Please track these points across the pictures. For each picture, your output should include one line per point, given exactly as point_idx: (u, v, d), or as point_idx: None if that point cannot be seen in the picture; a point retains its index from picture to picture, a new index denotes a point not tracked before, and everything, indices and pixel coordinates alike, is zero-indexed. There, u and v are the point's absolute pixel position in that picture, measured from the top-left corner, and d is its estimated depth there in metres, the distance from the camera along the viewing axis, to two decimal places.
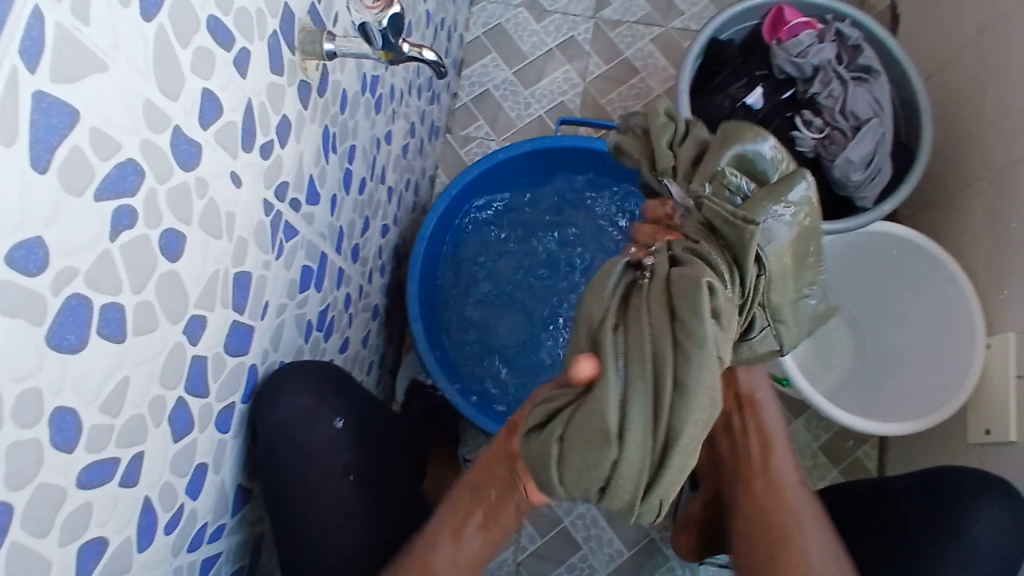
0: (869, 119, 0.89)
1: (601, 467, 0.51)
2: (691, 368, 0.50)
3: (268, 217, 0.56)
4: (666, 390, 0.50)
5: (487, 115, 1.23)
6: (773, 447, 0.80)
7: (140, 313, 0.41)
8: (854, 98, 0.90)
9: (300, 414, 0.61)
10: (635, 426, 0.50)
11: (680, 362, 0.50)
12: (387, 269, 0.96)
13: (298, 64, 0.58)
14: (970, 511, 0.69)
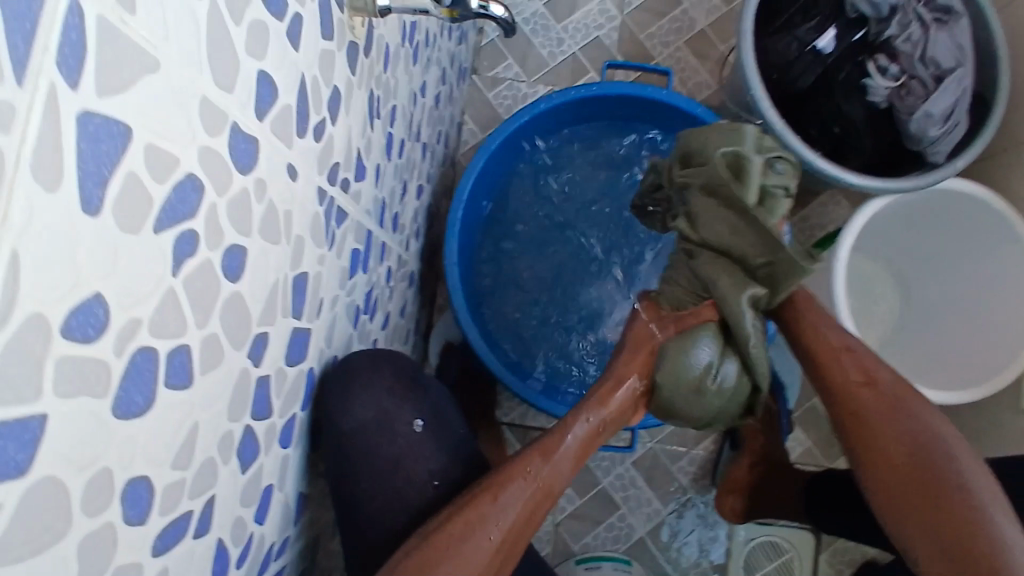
0: (951, 68, 0.81)
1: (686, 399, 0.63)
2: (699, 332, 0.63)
3: (321, 206, 0.49)
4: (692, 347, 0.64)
5: (516, 53, 1.13)
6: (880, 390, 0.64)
7: (207, 348, 0.36)
8: (936, 44, 0.81)
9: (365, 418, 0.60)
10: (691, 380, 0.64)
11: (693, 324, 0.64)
12: (422, 233, 0.90)
13: (346, 22, 0.49)
14: None
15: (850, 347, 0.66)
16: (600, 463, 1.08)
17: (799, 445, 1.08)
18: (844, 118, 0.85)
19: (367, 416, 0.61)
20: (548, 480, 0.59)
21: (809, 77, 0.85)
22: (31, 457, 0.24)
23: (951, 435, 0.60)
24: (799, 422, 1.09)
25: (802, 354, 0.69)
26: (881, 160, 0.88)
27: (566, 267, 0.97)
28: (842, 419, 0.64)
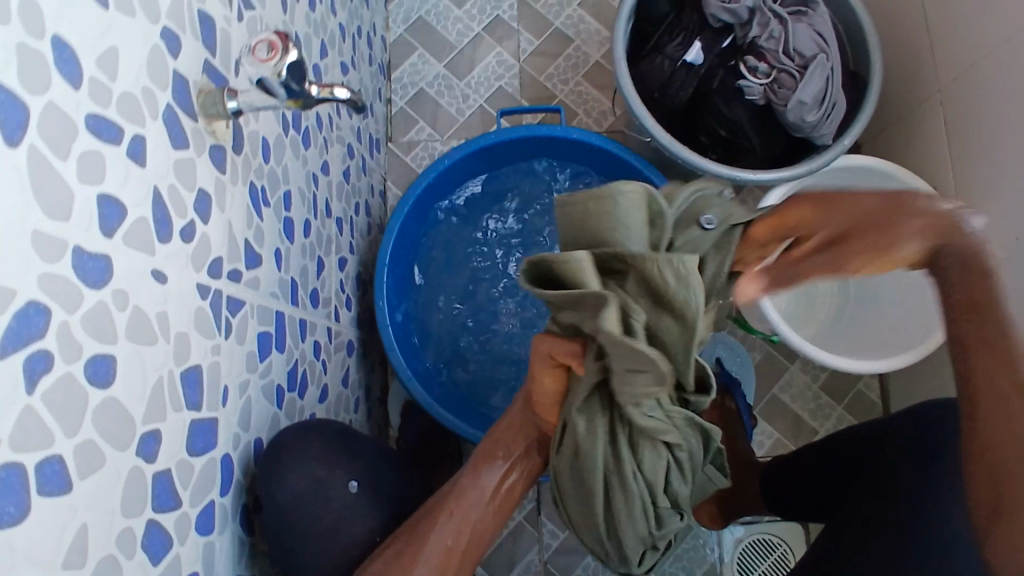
0: (814, 56, 0.85)
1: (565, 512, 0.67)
2: (578, 475, 0.61)
3: (205, 299, 0.52)
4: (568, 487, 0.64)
5: (426, 116, 1.18)
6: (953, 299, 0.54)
7: (83, 453, 0.39)
8: (796, 36, 0.85)
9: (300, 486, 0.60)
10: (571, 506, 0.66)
11: (574, 467, 0.61)
12: (353, 301, 0.93)
13: (204, 129, 0.54)
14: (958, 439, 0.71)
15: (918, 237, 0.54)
16: None
17: (767, 438, 1.08)
18: (729, 119, 0.89)
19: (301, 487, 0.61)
20: (460, 521, 0.66)
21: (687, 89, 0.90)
22: None
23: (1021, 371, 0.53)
24: (762, 415, 1.10)
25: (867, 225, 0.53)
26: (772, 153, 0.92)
27: (500, 309, 1.00)
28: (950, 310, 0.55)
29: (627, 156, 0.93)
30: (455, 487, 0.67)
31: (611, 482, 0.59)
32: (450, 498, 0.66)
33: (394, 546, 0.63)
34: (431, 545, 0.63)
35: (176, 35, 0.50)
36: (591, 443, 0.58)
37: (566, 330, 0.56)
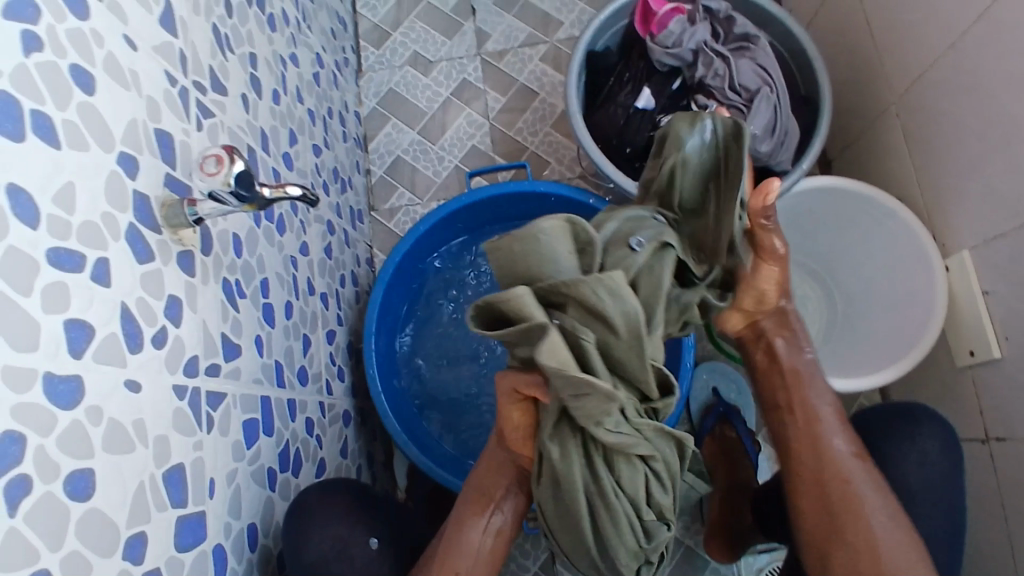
0: (759, 89, 0.89)
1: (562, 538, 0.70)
2: (564, 498, 0.65)
3: (183, 400, 0.55)
4: (556, 513, 0.67)
5: (405, 181, 1.22)
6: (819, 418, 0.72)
7: (69, 566, 0.41)
8: (740, 73, 0.89)
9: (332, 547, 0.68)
10: (563, 533, 0.68)
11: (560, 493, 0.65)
12: (345, 372, 0.96)
13: (169, 238, 0.57)
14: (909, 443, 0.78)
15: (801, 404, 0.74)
16: None
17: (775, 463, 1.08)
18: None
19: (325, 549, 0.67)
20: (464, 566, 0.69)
21: (644, 133, 0.93)
22: None
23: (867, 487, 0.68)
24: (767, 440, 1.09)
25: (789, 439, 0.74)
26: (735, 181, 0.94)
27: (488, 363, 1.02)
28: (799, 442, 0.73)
29: (593, 201, 0.96)
30: (446, 542, 0.70)
31: (594, 495, 0.63)
32: (448, 554, 0.69)
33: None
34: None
35: (134, 157, 0.54)
36: (559, 464, 0.63)
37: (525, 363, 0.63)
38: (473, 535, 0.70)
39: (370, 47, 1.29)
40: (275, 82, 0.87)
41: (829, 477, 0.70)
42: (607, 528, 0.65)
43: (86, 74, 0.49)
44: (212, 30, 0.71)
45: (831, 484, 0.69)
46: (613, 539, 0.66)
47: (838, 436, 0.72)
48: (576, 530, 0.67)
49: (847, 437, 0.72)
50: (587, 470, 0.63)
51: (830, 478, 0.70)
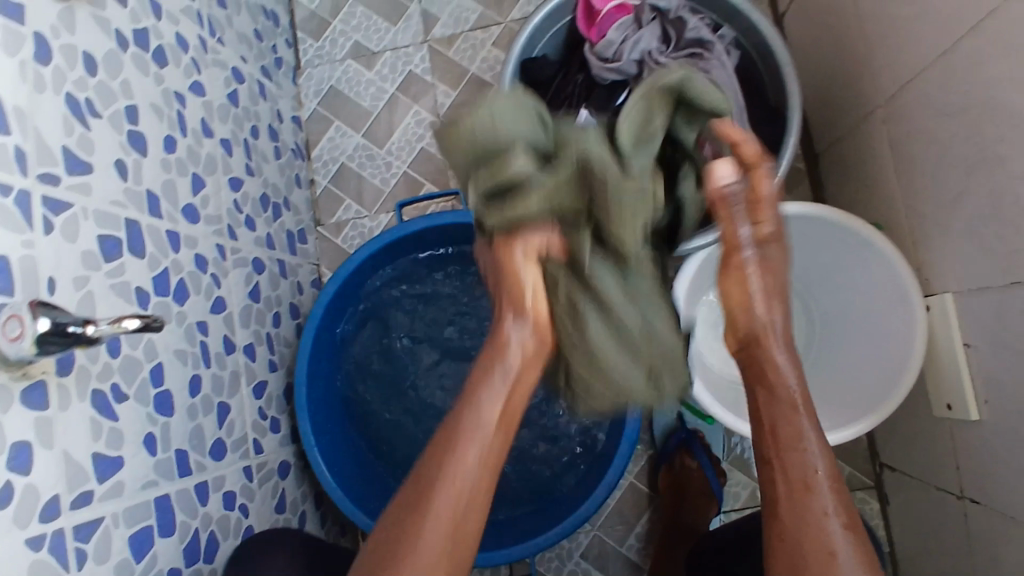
0: None
1: (579, 343, 0.63)
2: (587, 290, 0.62)
3: (41, 550, 0.53)
4: (564, 331, 0.63)
5: (351, 191, 1.14)
6: (796, 421, 0.61)
7: None
8: None
9: None
10: (573, 330, 0.63)
11: (583, 286, 0.62)
12: (282, 420, 0.93)
13: (11, 378, 0.52)
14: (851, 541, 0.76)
15: (797, 412, 0.61)
16: (549, 564, 1.06)
17: (743, 490, 1.03)
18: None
19: None
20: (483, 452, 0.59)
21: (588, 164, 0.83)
22: None
23: (837, 536, 0.56)
24: (735, 466, 1.04)
25: (766, 459, 0.61)
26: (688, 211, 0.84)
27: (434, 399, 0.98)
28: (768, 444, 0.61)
29: None
30: (467, 405, 0.60)
31: (616, 281, 0.62)
32: (446, 452, 0.58)
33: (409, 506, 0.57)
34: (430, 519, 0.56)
35: None
36: (603, 270, 0.61)
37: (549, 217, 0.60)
38: (492, 405, 0.60)
39: (308, 38, 1.17)
40: (169, 127, 0.79)
41: (792, 502, 0.58)
42: (641, 328, 0.63)
43: None
44: (66, 100, 0.63)
45: (798, 527, 0.56)
46: (649, 328, 0.64)
47: (817, 453, 0.59)
48: (578, 345, 0.63)
49: (830, 460, 0.59)
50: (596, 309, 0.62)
51: (805, 530, 0.56)
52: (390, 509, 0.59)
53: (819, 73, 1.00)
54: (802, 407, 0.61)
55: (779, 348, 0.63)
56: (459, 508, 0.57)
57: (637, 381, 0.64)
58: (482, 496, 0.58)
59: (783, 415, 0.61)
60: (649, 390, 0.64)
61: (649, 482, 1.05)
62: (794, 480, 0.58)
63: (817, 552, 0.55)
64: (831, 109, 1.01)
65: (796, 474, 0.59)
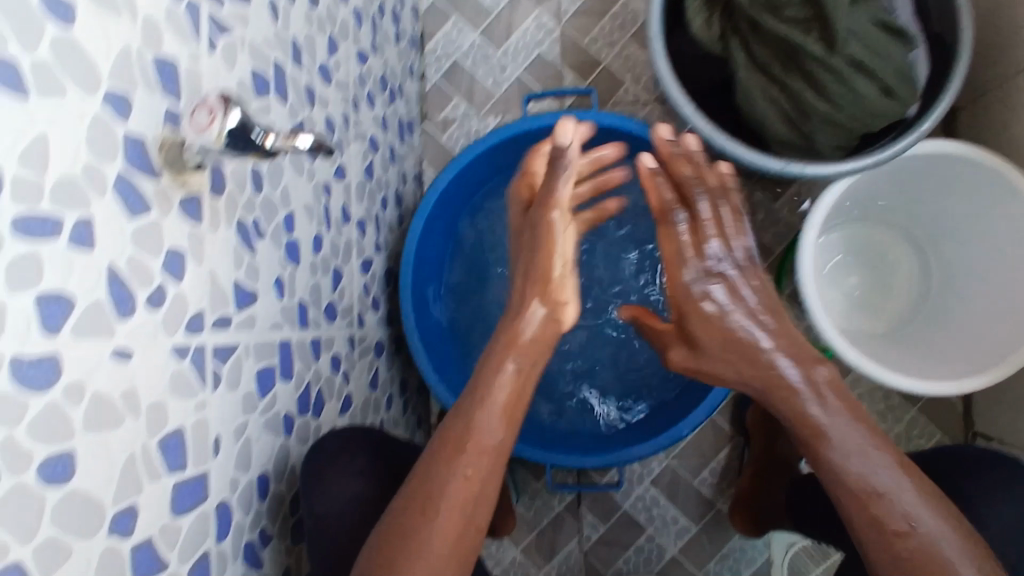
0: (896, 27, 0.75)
1: (812, 85, 0.74)
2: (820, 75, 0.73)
3: (184, 361, 0.52)
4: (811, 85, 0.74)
5: (461, 90, 1.12)
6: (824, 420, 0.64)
7: (44, 553, 0.40)
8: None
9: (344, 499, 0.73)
10: (814, 97, 0.74)
11: (809, 73, 0.73)
12: (381, 302, 0.93)
13: (171, 184, 0.52)
14: None
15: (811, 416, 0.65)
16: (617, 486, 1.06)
17: None
18: (815, 81, 0.73)
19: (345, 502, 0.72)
20: (476, 449, 0.66)
21: (762, 49, 0.75)
22: None
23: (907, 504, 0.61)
24: None
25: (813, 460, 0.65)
26: (853, 123, 0.75)
27: None
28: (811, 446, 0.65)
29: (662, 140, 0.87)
30: (452, 427, 0.68)
31: (858, 66, 0.72)
32: (465, 437, 0.66)
33: (415, 500, 0.64)
34: (450, 488, 0.64)
35: (126, 96, 0.47)
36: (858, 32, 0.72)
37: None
38: (485, 425, 0.67)
39: None
40: None
41: (853, 492, 0.62)
42: (839, 105, 0.73)
43: (64, 1, 0.42)
44: None
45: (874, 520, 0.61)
46: (869, 63, 0.72)
47: (851, 434, 0.64)
48: (830, 102, 0.74)
49: (871, 441, 0.64)
50: (860, 84, 0.73)
51: (879, 514, 0.61)
52: (394, 510, 0.64)
53: None
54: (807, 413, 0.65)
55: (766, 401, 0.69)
56: (463, 492, 0.64)
57: (851, 106, 0.74)
58: (480, 501, 0.65)
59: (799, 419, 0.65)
60: (877, 109, 0.74)
61: (731, 419, 1.04)
62: (845, 475, 0.63)
63: (885, 532, 0.60)
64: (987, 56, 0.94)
65: (847, 466, 0.63)
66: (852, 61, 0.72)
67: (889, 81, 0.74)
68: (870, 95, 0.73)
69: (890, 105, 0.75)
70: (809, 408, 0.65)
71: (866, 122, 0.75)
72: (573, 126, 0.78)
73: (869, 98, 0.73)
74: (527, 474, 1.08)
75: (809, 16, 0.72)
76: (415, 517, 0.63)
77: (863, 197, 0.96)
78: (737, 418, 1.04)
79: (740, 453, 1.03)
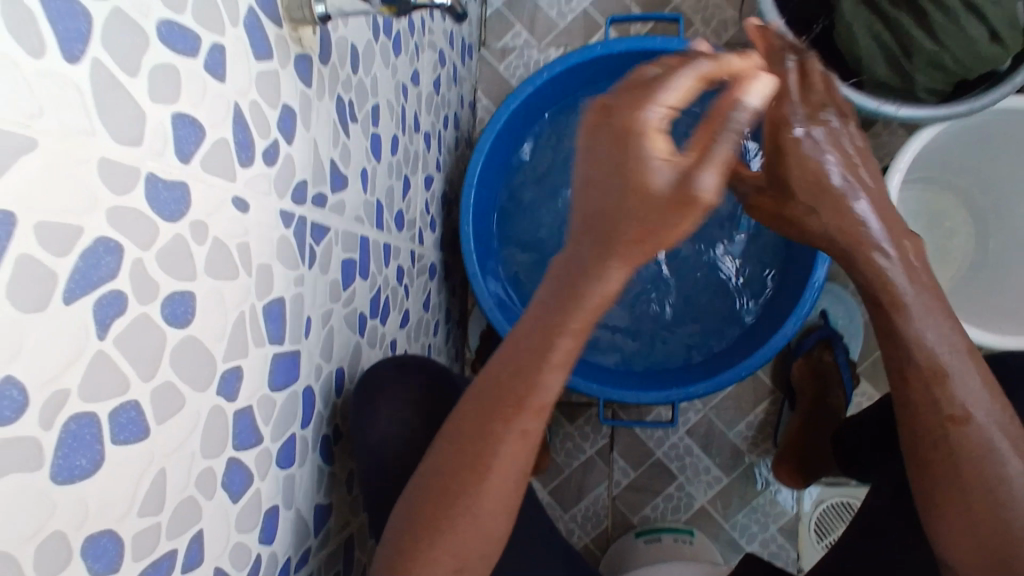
0: None
1: (922, 24, 0.76)
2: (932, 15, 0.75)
3: (289, 228, 0.49)
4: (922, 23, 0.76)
5: (523, 19, 1.08)
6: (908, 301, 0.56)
7: (160, 398, 0.36)
8: None
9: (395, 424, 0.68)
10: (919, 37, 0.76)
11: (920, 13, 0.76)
12: (437, 223, 0.90)
13: (289, 36, 0.48)
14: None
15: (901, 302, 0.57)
16: (652, 434, 1.04)
17: (867, 399, 1.01)
18: (924, 21, 0.76)
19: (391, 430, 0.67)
20: (534, 410, 0.52)
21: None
22: (90, 469, 0.31)
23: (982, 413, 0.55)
24: (864, 375, 1.02)
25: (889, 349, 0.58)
26: (957, 66, 0.77)
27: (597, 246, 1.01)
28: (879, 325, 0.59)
29: None
30: (516, 370, 0.51)
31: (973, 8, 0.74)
32: (525, 392, 0.51)
33: (460, 451, 0.53)
34: (505, 455, 0.52)
35: None
36: None
37: None
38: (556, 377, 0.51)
39: None
40: None
41: (915, 374, 0.56)
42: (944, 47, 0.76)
43: None
44: None
45: (928, 415, 0.56)
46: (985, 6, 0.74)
47: (930, 321, 0.56)
48: (936, 43, 0.76)
49: (953, 335, 0.57)
50: (972, 27, 0.75)
51: (934, 400, 0.56)
52: (435, 450, 0.55)
53: None
54: (904, 299, 0.57)
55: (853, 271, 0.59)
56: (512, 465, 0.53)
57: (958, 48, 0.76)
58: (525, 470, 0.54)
59: (887, 306, 0.57)
60: (982, 54, 0.76)
61: (772, 372, 1.04)
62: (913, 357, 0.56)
63: (941, 417, 0.56)
64: None
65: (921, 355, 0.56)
66: (965, 3, 0.74)
67: (1000, 26, 0.75)
68: (981, 39, 0.75)
69: (998, 51, 0.76)
70: (884, 271, 0.57)
71: (969, 67, 0.77)
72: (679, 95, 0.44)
73: (977, 42, 0.75)
74: (560, 416, 1.06)
75: None
76: (461, 476, 0.53)
77: (925, 156, 0.97)
78: (777, 373, 1.04)
79: (778, 407, 1.03)
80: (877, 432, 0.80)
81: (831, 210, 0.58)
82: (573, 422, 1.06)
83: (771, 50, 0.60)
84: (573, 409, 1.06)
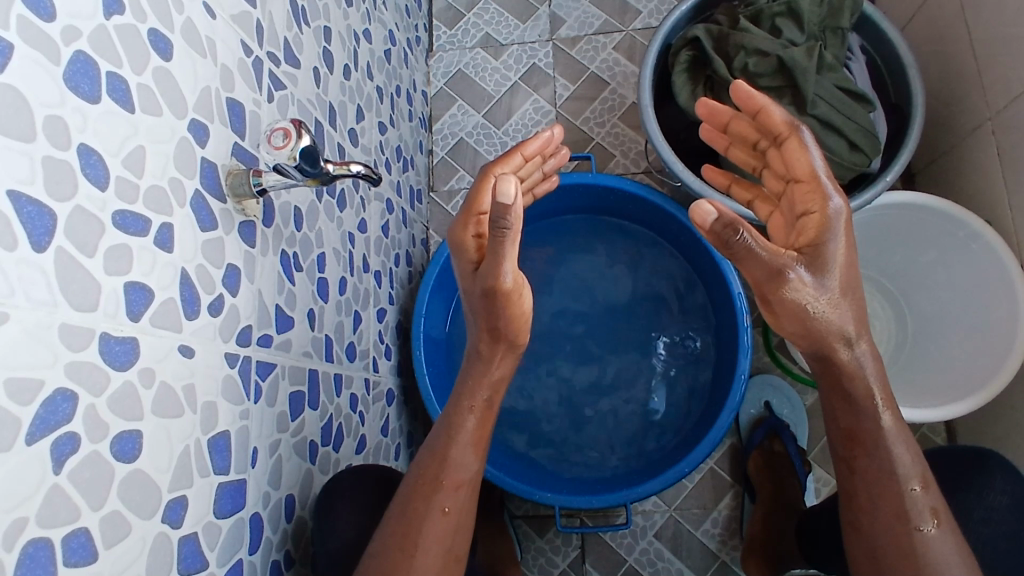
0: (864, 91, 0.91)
1: None
2: None
3: (234, 367, 0.56)
4: None
5: (465, 164, 1.22)
6: (885, 427, 0.63)
7: (109, 524, 0.42)
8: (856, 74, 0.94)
9: (359, 533, 0.69)
10: None
11: None
12: (393, 350, 0.97)
13: (233, 208, 0.58)
14: (985, 484, 0.75)
15: (885, 429, 0.63)
16: (621, 540, 1.06)
17: (824, 485, 1.04)
18: None
19: (349, 537, 0.68)
20: (453, 488, 0.66)
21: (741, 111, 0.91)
22: None
23: (934, 535, 0.60)
24: (816, 461, 1.06)
25: (851, 457, 0.65)
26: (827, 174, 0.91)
27: (554, 364, 1.09)
28: (848, 443, 0.65)
29: (650, 194, 1.00)
30: (438, 462, 0.67)
31: (828, 125, 0.88)
32: (441, 473, 0.66)
33: (391, 538, 0.63)
34: (431, 528, 0.63)
35: (204, 125, 0.54)
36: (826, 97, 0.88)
37: (774, 69, 0.88)
38: (466, 463, 0.68)
39: (443, 26, 1.27)
40: (348, 57, 0.86)
41: (876, 486, 0.63)
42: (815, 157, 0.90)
43: (164, 39, 0.49)
44: (290, 4, 0.69)
45: (880, 528, 0.62)
46: (838, 122, 0.88)
47: (903, 446, 0.63)
48: None
49: (917, 469, 0.63)
50: (831, 140, 0.89)
51: (891, 513, 0.62)
52: (375, 544, 0.63)
53: (932, 95, 1.10)
54: (891, 429, 0.63)
55: (847, 349, 0.63)
56: (441, 541, 0.64)
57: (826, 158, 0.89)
58: (456, 553, 0.65)
59: (867, 429, 0.64)
60: (848, 160, 0.89)
61: (730, 468, 1.08)
62: (876, 474, 0.63)
63: (901, 529, 0.61)
64: (941, 128, 1.09)
65: (887, 473, 0.62)
66: (823, 123, 0.88)
67: (855, 137, 0.89)
68: (842, 148, 0.89)
69: (858, 157, 0.89)
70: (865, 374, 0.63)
71: (842, 171, 0.90)
72: (509, 187, 0.52)
73: (840, 152, 0.89)
74: (530, 530, 1.08)
75: (784, 84, 0.89)
76: (392, 555, 0.62)
77: None
78: (734, 466, 1.08)
79: (740, 501, 1.05)
80: (832, 520, 0.82)
81: (845, 286, 0.61)
82: (542, 534, 1.08)
83: (795, 128, 0.61)
84: (540, 521, 1.08)
